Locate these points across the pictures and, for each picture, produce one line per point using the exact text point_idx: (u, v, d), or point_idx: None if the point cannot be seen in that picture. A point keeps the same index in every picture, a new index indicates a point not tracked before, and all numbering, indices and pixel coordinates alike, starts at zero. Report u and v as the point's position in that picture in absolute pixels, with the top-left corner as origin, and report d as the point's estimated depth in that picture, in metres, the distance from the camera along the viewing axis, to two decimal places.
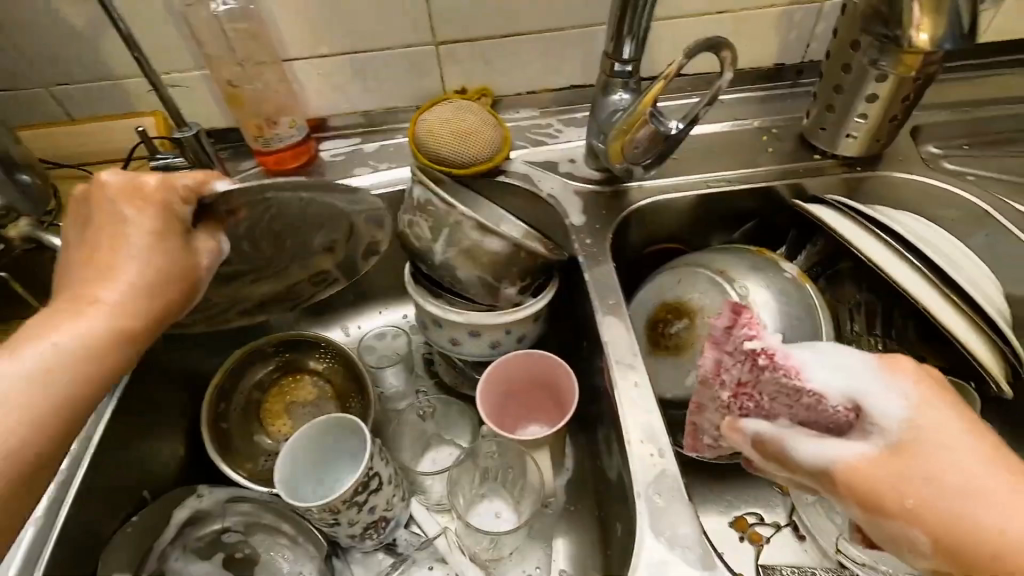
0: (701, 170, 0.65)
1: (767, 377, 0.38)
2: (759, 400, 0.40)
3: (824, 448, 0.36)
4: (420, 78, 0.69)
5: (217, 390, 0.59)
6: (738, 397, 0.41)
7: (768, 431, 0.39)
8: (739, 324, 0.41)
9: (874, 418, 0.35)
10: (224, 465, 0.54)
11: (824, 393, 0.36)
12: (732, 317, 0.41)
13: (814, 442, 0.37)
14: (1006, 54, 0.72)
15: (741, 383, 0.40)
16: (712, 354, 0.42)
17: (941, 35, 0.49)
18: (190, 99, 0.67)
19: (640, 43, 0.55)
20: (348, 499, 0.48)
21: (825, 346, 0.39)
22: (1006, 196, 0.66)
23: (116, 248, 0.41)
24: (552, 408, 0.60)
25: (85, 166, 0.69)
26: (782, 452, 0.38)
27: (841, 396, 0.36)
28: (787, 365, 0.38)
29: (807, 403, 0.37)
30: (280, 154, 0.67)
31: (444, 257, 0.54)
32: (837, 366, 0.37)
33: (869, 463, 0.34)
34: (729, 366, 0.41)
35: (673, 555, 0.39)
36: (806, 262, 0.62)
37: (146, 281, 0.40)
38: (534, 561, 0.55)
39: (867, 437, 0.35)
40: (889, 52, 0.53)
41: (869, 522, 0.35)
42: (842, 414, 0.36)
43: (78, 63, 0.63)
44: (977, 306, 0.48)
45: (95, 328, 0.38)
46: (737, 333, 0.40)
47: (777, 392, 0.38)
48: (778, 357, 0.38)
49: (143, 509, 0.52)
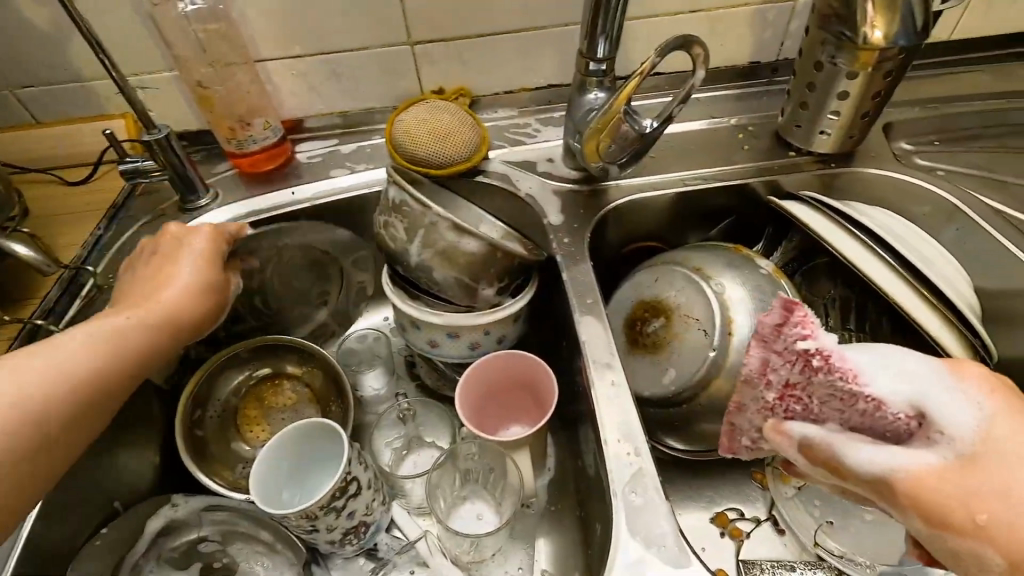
0: (678, 168, 0.66)
1: (820, 379, 0.36)
2: (808, 403, 0.38)
3: (883, 455, 0.33)
4: (396, 78, 0.69)
5: (192, 397, 0.57)
6: (784, 399, 0.39)
7: (819, 435, 0.36)
8: (791, 322, 0.38)
9: (942, 427, 0.33)
10: (199, 473, 0.53)
11: (886, 397, 0.34)
12: (785, 313, 0.38)
13: (869, 448, 0.34)
14: (973, 51, 0.74)
15: (789, 383, 0.38)
16: (758, 352, 0.40)
17: (896, 32, 0.52)
18: (160, 100, 0.66)
19: (614, 41, 0.55)
20: (325, 505, 0.47)
21: (883, 349, 0.37)
22: (977, 190, 0.67)
23: (172, 263, 0.49)
24: (533, 408, 0.60)
25: (52, 170, 0.67)
26: (834, 458, 0.35)
27: (904, 403, 0.34)
28: (844, 368, 0.35)
29: (864, 409, 0.35)
30: (255, 156, 0.67)
31: (420, 258, 0.54)
32: (899, 368, 0.35)
33: (936, 474, 0.32)
34: (777, 366, 0.39)
35: (650, 554, 0.39)
36: (783, 258, 0.63)
37: (194, 287, 0.49)
38: (516, 562, 0.55)
39: (933, 447, 0.33)
40: (844, 48, 0.54)
41: (928, 538, 0.32)
42: (903, 422, 0.34)
43: (43, 65, 0.62)
44: (948, 301, 0.49)
45: (149, 316, 0.45)
46: (789, 330, 0.38)
47: (829, 396, 0.36)
48: (835, 359, 0.36)
49: (114, 520, 0.51)
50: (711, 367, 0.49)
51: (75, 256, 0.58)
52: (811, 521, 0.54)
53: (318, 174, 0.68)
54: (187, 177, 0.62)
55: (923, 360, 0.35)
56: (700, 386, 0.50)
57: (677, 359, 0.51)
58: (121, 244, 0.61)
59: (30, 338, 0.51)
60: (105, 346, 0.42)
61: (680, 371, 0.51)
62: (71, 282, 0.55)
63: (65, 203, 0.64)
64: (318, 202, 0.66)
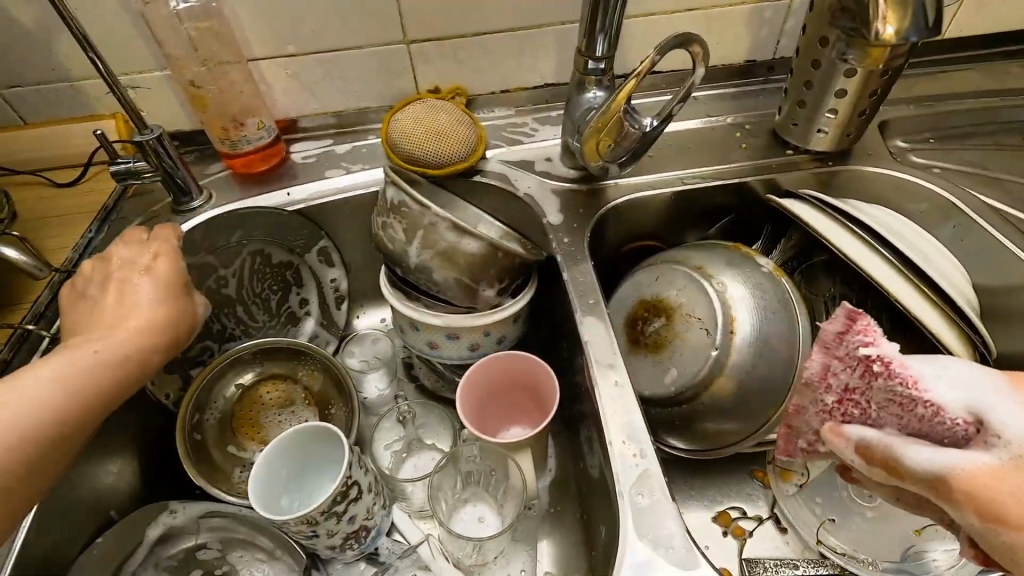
0: (676, 167, 0.66)
1: (880, 385, 0.38)
2: (866, 408, 0.39)
3: (942, 456, 0.34)
4: (392, 77, 0.68)
5: (191, 403, 0.56)
6: (843, 403, 0.40)
7: (879, 437, 0.37)
8: (853, 330, 0.40)
9: (999, 431, 0.34)
10: (199, 479, 0.52)
11: (944, 402, 0.36)
12: (848, 321, 0.40)
13: (929, 450, 0.35)
14: (965, 49, 0.74)
15: (849, 388, 0.40)
16: (819, 357, 0.41)
17: (907, 27, 0.50)
18: (152, 100, 0.65)
19: (612, 41, 0.55)
20: (326, 509, 0.46)
21: (943, 360, 0.38)
22: (972, 187, 0.67)
23: (125, 288, 0.45)
24: (534, 409, 0.60)
25: (42, 172, 0.66)
26: (892, 459, 0.36)
27: (961, 409, 0.35)
28: (905, 375, 0.37)
29: (922, 414, 0.36)
30: (250, 156, 0.66)
31: (420, 260, 0.53)
32: (957, 376, 0.37)
33: (993, 475, 0.33)
34: (837, 371, 0.40)
35: (658, 555, 0.39)
36: (783, 256, 0.62)
37: (150, 317, 0.44)
38: (519, 565, 0.54)
39: (989, 449, 0.34)
40: (854, 45, 0.53)
41: (983, 534, 0.33)
42: (960, 427, 0.35)
43: (31, 65, 0.60)
44: (948, 297, 0.49)
45: (109, 348, 0.42)
46: (852, 337, 0.40)
47: (888, 401, 0.38)
48: (895, 366, 0.38)
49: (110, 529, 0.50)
50: (713, 365, 0.49)
51: (66, 261, 0.57)
52: (813, 518, 0.54)
53: (313, 174, 0.67)
54: (179, 178, 0.61)
55: (982, 371, 0.37)
56: (702, 385, 0.50)
57: (678, 358, 0.51)
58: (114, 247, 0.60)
59: (20, 344, 0.49)
60: (56, 388, 0.38)
61: (682, 371, 0.50)
62: (61, 286, 0.53)
63: (54, 206, 0.63)
64: (313, 203, 0.65)
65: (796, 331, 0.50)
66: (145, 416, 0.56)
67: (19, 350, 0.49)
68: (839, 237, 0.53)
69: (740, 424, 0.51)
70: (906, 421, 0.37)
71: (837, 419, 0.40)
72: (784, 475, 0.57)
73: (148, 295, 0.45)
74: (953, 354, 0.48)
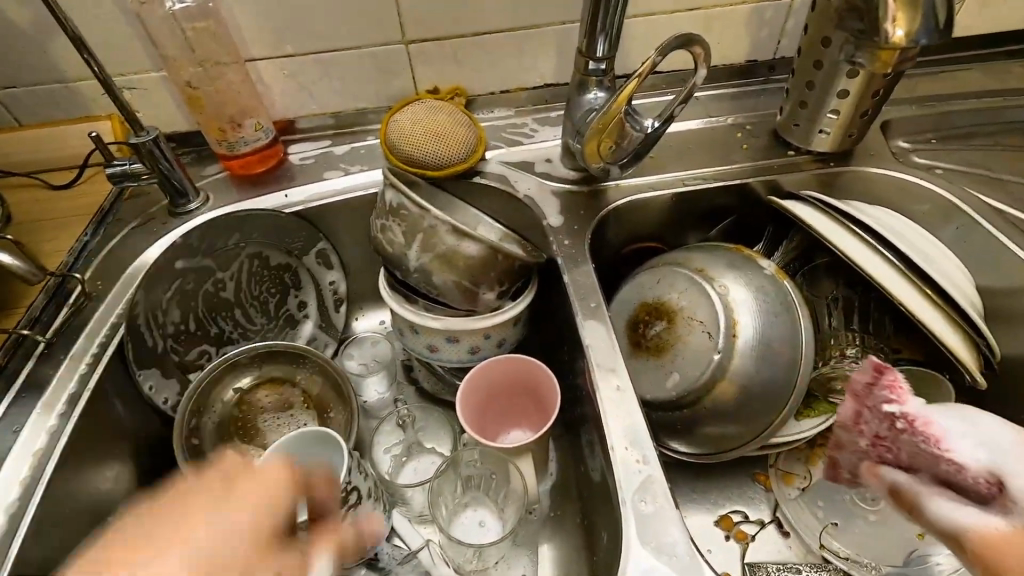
0: (678, 168, 0.65)
1: (904, 438, 0.41)
2: (893, 456, 0.42)
3: (957, 510, 0.37)
4: (390, 78, 0.68)
5: (190, 407, 0.56)
6: (874, 449, 0.44)
7: (904, 483, 0.40)
8: (881, 383, 0.43)
9: (1016, 492, 0.35)
10: (198, 484, 0.52)
11: (962, 459, 0.38)
12: (876, 374, 0.44)
13: (945, 503, 0.38)
14: (966, 49, 0.74)
15: (877, 436, 0.43)
16: (850, 405, 0.45)
17: (917, 30, 0.48)
18: (148, 102, 0.64)
19: (613, 41, 0.54)
20: (326, 516, 0.46)
21: (975, 418, 0.40)
22: (975, 187, 0.67)
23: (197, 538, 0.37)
24: (534, 413, 0.59)
25: (38, 173, 0.65)
26: (914, 505, 0.39)
27: (982, 467, 0.38)
28: (927, 432, 0.40)
29: (942, 468, 0.39)
30: (248, 158, 0.65)
31: (420, 263, 0.52)
32: (981, 436, 0.39)
33: (1005, 534, 0.34)
34: (868, 420, 0.44)
35: (661, 563, 0.38)
36: (784, 258, 0.61)
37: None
38: (520, 569, 0.54)
39: (1005, 510, 0.35)
40: (864, 48, 0.52)
41: None
42: (983, 485, 0.37)
43: (26, 66, 0.60)
44: (951, 300, 0.48)
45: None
46: (880, 391, 0.43)
47: (912, 453, 0.41)
48: (918, 422, 0.41)
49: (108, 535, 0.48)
50: (716, 370, 0.49)
51: (61, 263, 0.56)
52: (815, 522, 0.54)
53: (311, 176, 0.67)
54: (176, 180, 0.60)
55: (1011, 432, 0.38)
56: (705, 389, 0.49)
57: (681, 362, 0.50)
58: (109, 250, 0.59)
59: (16, 348, 0.49)
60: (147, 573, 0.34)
61: (683, 375, 0.50)
62: (57, 290, 0.53)
63: (50, 208, 0.62)
64: (311, 205, 0.64)
65: (798, 334, 0.50)
66: (142, 420, 0.55)
67: (14, 354, 0.49)
68: (841, 237, 0.53)
69: (743, 428, 0.51)
70: (928, 473, 0.40)
71: (870, 463, 0.44)
72: (786, 480, 0.57)
73: (221, 522, 0.37)
74: (958, 358, 0.47)
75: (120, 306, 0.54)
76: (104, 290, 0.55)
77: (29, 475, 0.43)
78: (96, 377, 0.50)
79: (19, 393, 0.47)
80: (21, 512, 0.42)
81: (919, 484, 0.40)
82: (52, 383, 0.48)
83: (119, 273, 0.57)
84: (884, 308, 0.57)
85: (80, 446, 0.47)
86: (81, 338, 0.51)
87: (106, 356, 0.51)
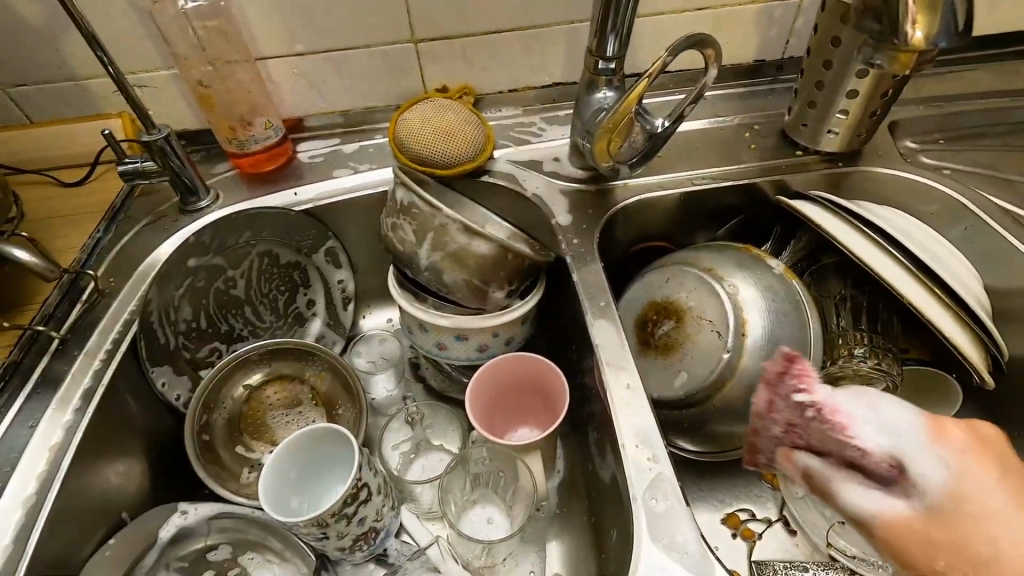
0: (686, 167, 0.65)
1: (814, 426, 0.41)
2: (804, 441, 0.42)
3: (867, 498, 0.38)
4: (399, 76, 0.68)
5: (202, 403, 0.56)
6: (787, 434, 0.43)
7: (818, 470, 0.40)
8: (792, 372, 0.43)
9: (916, 478, 0.37)
10: (212, 484, 0.53)
11: (866, 447, 0.39)
12: (786, 364, 0.43)
13: (856, 492, 0.38)
14: (975, 49, 0.74)
15: (790, 424, 0.42)
16: (763, 394, 0.44)
17: (936, 32, 0.45)
18: (159, 99, 0.65)
19: (623, 40, 0.54)
20: (337, 512, 0.46)
21: (877, 398, 0.40)
22: (984, 188, 0.67)
23: None
24: (542, 411, 0.60)
25: (49, 171, 0.65)
26: (826, 494, 0.40)
27: (886, 452, 0.38)
28: (835, 419, 0.40)
29: (851, 456, 0.39)
30: (257, 156, 0.66)
31: (431, 262, 0.53)
32: (888, 421, 0.39)
33: (907, 521, 0.36)
34: (778, 407, 0.43)
35: (672, 560, 0.38)
36: (792, 258, 0.61)
37: None
38: (529, 566, 0.54)
39: (907, 495, 0.37)
40: (882, 49, 0.49)
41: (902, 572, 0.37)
42: (885, 469, 0.38)
43: (39, 64, 0.60)
44: (960, 299, 0.49)
45: None
46: (790, 379, 0.43)
47: (822, 440, 0.41)
48: (826, 410, 0.40)
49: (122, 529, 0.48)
50: (725, 369, 0.49)
51: (74, 260, 0.57)
52: None
53: (320, 174, 0.67)
54: (186, 178, 0.60)
55: (913, 417, 0.39)
56: (713, 388, 0.50)
57: (689, 361, 0.50)
58: (120, 247, 0.59)
59: (30, 345, 0.49)
60: None
61: (692, 373, 0.50)
62: (70, 287, 0.53)
63: (60, 206, 0.62)
64: (320, 203, 0.65)
65: (807, 333, 0.50)
66: (154, 417, 0.56)
67: (28, 351, 0.49)
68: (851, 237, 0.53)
69: None
70: (835, 459, 0.40)
71: (782, 448, 0.43)
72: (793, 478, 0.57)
73: None
74: (966, 356, 0.47)
75: (133, 302, 0.54)
76: (116, 287, 0.55)
77: (45, 470, 0.44)
78: (110, 373, 0.50)
79: (34, 389, 0.48)
80: (38, 506, 0.43)
81: (826, 471, 0.40)
82: (67, 380, 0.49)
83: (131, 270, 0.57)
84: (894, 309, 0.57)
85: (94, 442, 0.47)
86: (95, 335, 0.52)
87: (119, 353, 0.51)
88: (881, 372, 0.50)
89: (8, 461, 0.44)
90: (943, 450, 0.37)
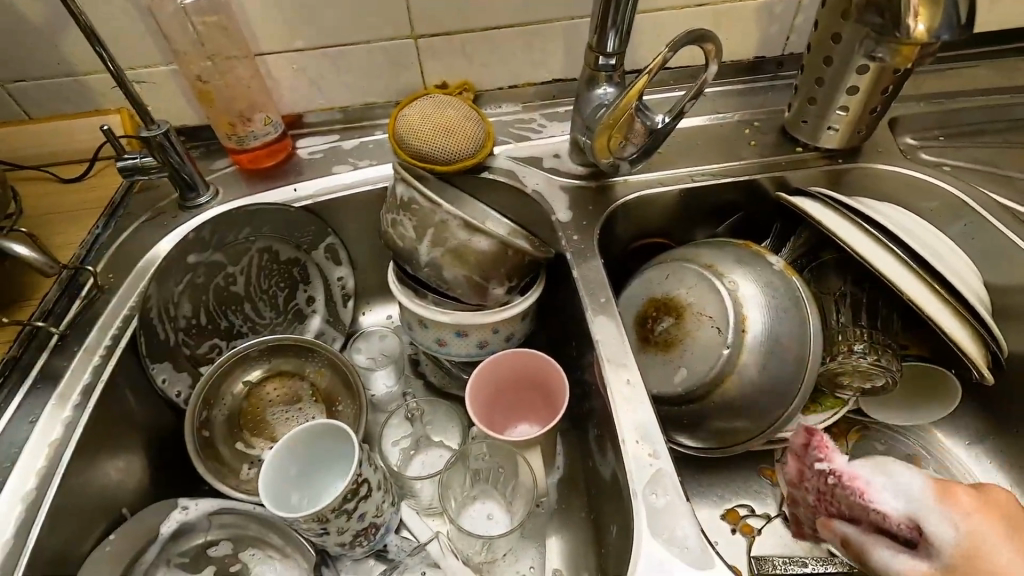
0: (686, 164, 0.65)
1: (841, 493, 0.45)
2: (838, 507, 0.45)
3: (896, 558, 0.40)
4: (399, 72, 0.68)
5: (201, 399, 0.56)
6: (823, 502, 0.47)
7: (852, 537, 0.43)
8: (813, 444, 0.48)
9: (932, 537, 0.40)
10: (213, 479, 0.53)
11: (890, 509, 0.42)
12: (807, 437, 0.48)
13: (886, 553, 0.41)
14: (975, 46, 0.74)
15: (821, 491, 0.46)
16: (793, 463, 0.49)
17: (937, 26, 0.46)
18: (158, 95, 0.64)
19: (624, 36, 0.54)
20: (337, 507, 0.46)
21: (894, 465, 0.43)
22: (983, 185, 0.67)
23: None
24: (542, 407, 0.60)
25: (48, 167, 0.65)
26: (860, 556, 0.42)
27: (903, 514, 0.41)
28: (855, 486, 0.44)
29: (874, 518, 0.42)
30: (257, 152, 0.65)
31: (431, 259, 0.53)
32: (903, 484, 0.42)
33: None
34: (809, 476, 0.48)
35: (672, 557, 0.38)
36: (791, 254, 0.60)
37: None
38: (528, 561, 0.54)
39: (927, 555, 0.40)
40: (884, 44, 0.52)
41: None
42: (904, 529, 0.41)
43: (37, 60, 0.60)
44: (960, 295, 0.49)
45: None
46: (812, 450, 0.48)
47: (849, 506, 0.44)
48: (847, 477, 0.44)
49: (123, 524, 0.48)
50: (725, 365, 0.49)
51: (74, 256, 0.57)
52: None
53: (319, 170, 0.67)
54: (186, 174, 0.60)
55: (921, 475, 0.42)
56: (713, 384, 0.50)
57: (689, 357, 0.50)
58: (120, 244, 0.59)
59: (30, 341, 0.49)
60: None
61: (692, 369, 0.50)
62: (69, 283, 0.53)
63: (60, 202, 0.62)
64: (320, 199, 0.65)
65: (807, 330, 0.50)
66: (154, 413, 0.55)
67: (28, 347, 0.49)
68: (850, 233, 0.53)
69: (752, 422, 0.51)
70: (863, 526, 0.43)
71: (824, 516, 0.46)
72: None
73: None
74: (965, 352, 0.47)
75: (132, 298, 0.54)
76: (115, 284, 0.55)
77: (46, 465, 0.44)
78: (110, 369, 0.50)
79: (34, 385, 0.48)
80: (39, 501, 0.43)
81: (856, 537, 0.43)
82: (67, 376, 0.48)
83: (131, 266, 0.57)
84: (893, 305, 0.57)
85: (95, 438, 0.47)
86: (94, 331, 0.52)
87: (119, 348, 0.51)
88: (881, 369, 0.51)
89: (8, 457, 0.44)
90: (950, 509, 0.40)
